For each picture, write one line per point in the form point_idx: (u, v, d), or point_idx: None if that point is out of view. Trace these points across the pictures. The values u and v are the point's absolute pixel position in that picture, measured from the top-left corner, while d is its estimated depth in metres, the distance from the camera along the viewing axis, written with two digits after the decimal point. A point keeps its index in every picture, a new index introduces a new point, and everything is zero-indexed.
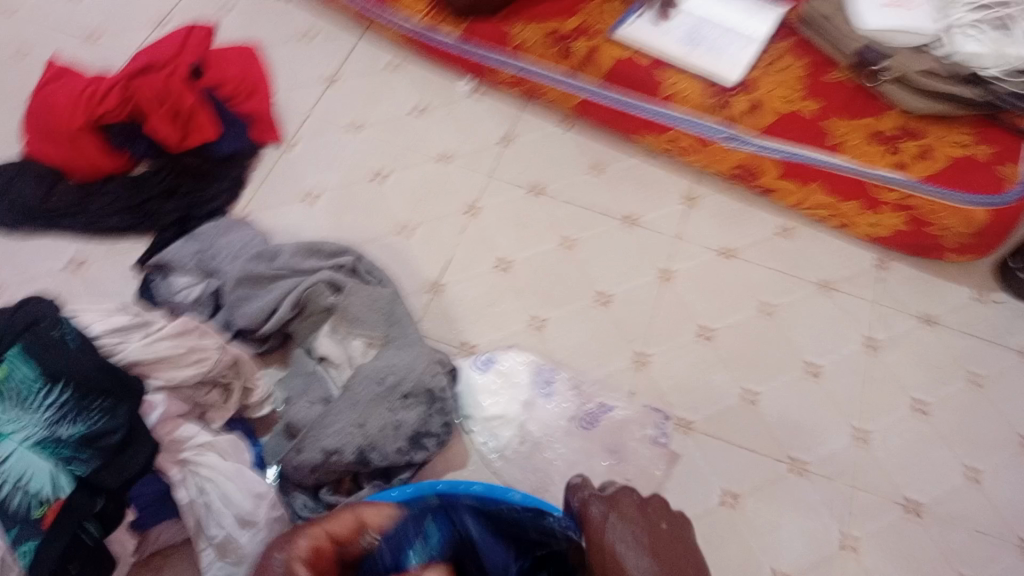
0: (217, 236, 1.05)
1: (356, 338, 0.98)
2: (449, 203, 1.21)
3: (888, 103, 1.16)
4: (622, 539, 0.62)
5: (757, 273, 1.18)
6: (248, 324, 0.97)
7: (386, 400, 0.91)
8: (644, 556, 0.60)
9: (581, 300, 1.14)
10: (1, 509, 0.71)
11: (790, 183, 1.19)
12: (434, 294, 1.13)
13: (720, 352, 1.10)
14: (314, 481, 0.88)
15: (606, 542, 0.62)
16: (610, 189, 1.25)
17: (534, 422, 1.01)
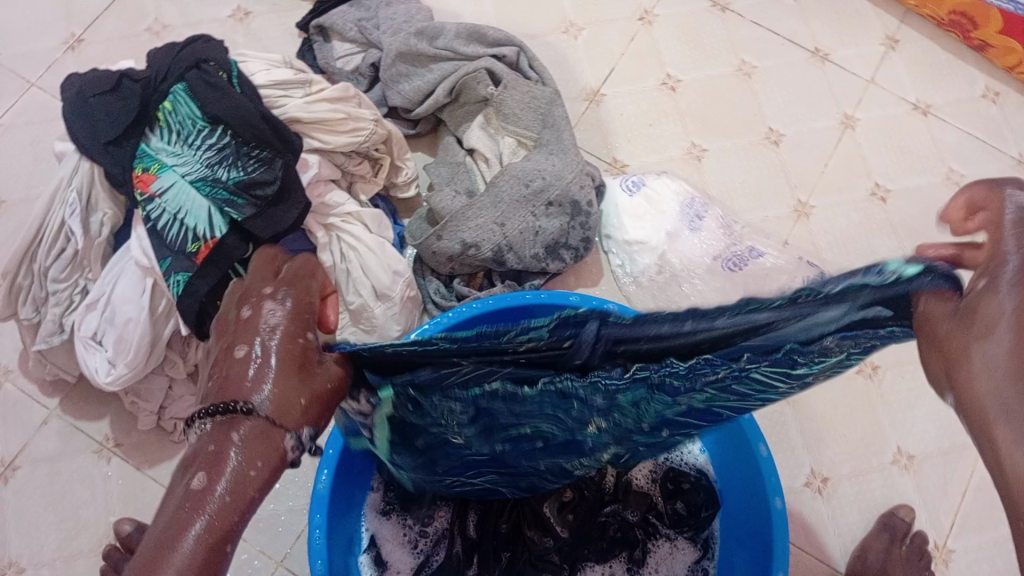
0: (383, 6, 1.00)
1: (507, 135, 0.94)
2: (622, 8, 1.12)
3: None
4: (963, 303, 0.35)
5: (949, 137, 1.06)
6: (402, 102, 0.95)
7: (530, 204, 0.88)
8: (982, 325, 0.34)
9: (749, 135, 1.05)
10: (163, 238, 0.77)
11: (1009, 41, 1.05)
12: (592, 103, 1.06)
13: (890, 216, 1.01)
14: (449, 269, 0.89)
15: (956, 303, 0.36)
16: (803, 17, 1.12)
17: (675, 253, 0.95)
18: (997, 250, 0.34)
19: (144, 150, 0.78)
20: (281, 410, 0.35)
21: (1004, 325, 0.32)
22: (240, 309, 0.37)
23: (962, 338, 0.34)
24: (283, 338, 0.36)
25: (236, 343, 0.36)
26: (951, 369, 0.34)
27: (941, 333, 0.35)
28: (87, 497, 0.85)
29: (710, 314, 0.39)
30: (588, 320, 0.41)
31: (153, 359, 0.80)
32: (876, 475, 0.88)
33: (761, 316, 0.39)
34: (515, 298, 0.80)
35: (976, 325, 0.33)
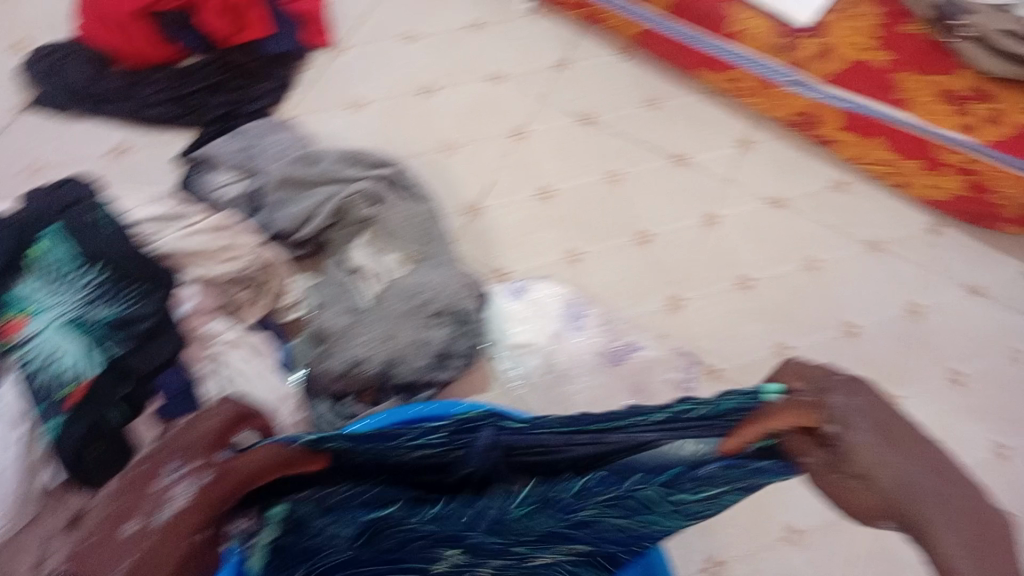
0: (265, 134, 1.04)
1: (392, 252, 0.96)
2: (496, 125, 1.19)
3: (960, 61, 1.04)
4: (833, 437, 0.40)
5: (804, 227, 1.15)
6: (283, 226, 0.96)
7: (415, 316, 0.90)
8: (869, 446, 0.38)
9: (621, 237, 1.11)
10: (31, 383, 0.75)
11: (853, 136, 1.14)
12: (473, 216, 1.11)
13: (757, 303, 1.08)
14: (338, 388, 0.88)
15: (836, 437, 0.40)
16: (662, 126, 1.21)
17: (561, 352, 1.00)
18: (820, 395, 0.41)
19: (11, 294, 0.77)
20: None
21: (869, 448, 0.38)
22: (161, 472, 0.39)
23: (858, 485, 0.39)
24: (167, 534, 0.37)
25: (132, 512, 0.38)
26: (884, 512, 0.38)
27: (844, 491, 0.40)
28: None
29: (601, 429, 0.48)
30: (483, 426, 0.50)
31: (25, 514, 0.75)
32: (767, 554, 0.91)
33: (641, 430, 0.48)
34: (402, 412, 0.81)
35: (854, 466, 0.39)
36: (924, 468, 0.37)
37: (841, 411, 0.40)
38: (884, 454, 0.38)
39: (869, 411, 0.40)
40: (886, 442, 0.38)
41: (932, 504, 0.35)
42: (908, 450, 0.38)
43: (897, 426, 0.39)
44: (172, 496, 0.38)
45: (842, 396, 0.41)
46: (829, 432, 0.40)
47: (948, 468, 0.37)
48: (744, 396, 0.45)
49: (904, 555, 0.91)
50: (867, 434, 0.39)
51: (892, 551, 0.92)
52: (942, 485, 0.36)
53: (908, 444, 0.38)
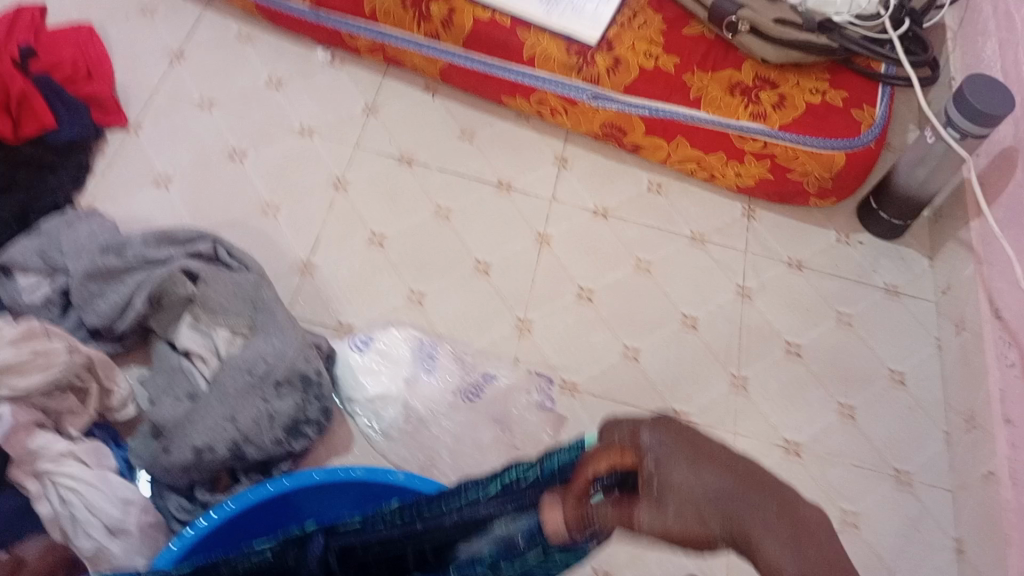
0: (64, 229, 0.97)
1: (220, 328, 0.92)
2: (314, 180, 1.17)
3: (744, 54, 1.19)
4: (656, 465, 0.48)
5: (631, 231, 1.20)
6: (101, 321, 0.92)
7: (258, 390, 0.88)
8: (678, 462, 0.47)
9: (459, 269, 1.12)
10: None
11: (657, 140, 1.21)
12: (306, 274, 1.09)
13: (599, 311, 1.11)
14: (188, 480, 0.85)
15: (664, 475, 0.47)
16: (479, 155, 1.23)
17: (417, 399, 0.98)
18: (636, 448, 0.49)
19: None
20: None
21: (687, 476, 0.47)
22: None
23: (681, 508, 0.46)
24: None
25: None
26: (697, 525, 0.46)
27: (662, 523, 0.46)
28: None
29: (449, 509, 0.59)
30: (314, 535, 0.64)
31: None
32: (646, 554, 0.94)
33: (480, 508, 0.57)
34: (254, 495, 0.79)
35: (675, 494, 0.46)
36: (718, 484, 0.46)
37: (662, 452, 0.48)
38: (692, 473, 0.47)
39: (676, 440, 0.48)
40: (710, 468, 0.47)
41: (733, 500, 0.45)
42: (718, 464, 0.47)
43: (692, 443, 0.48)
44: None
45: (649, 435, 0.49)
46: (646, 469, 0.48)
47: (746, 475, 0.46)
48: (569, 450, 0.55)
49: None
50: (684, 469, 0.47)
51: None
52: (737, 489, 0.45)
53: (727, 471, 0.46)
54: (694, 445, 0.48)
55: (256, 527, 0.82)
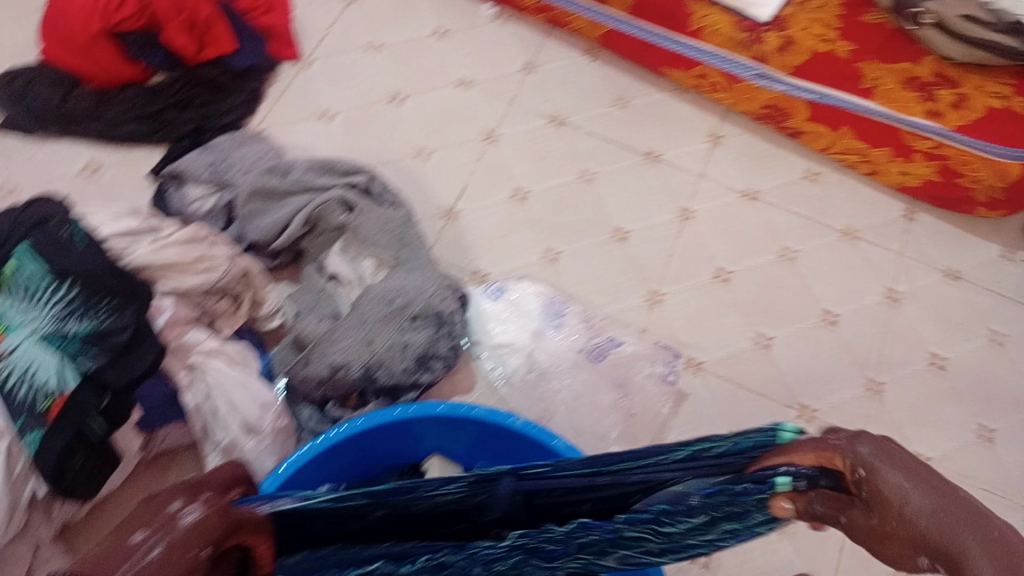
0: (234, 147, 1.05)
1: (367, 257, 0.96)
2: (467, 130, 1.19)
3: (925, 48, 1.09)
4: (868, 469, 0.41)
5: (778, 218, 1.16)
6: (262, 237, 0.97)
7: (394, 320, 0.91)
8: (899, 476, 0.40)
9: (597, 235, 1.12)
10: (13, 398, 0.74)
11: (820, 127, 1.17)
12: (449, 220, 1.11)
13: (734, 295, 1.09)
14: (320, 394, 0.88)
15: (874, 481, 0.40)
16: (632, 124, 1.22)
17: (542, 351, 1.01)
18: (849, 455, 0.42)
19: None
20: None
21: (897, 486, 0.40)
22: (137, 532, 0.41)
23: (890, 519, 0.40)
24: (179, 549, 0.41)
25: (143, 524, 0.41)
26: (907, 540, 0.39)
27: (874, 529, 0.41)
28: None
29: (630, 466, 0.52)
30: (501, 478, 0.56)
31: (13, 524, 0.75)
32: (755, 544, 0.92)
33: (662, 471, 0.51)
34: (381, 416, 0.82)
35: (887, 506, 0.40)
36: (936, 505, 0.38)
37: (875, 461, 0.41)
38: (913, 490, 0.39)
39: (895, 453, 0.41)
40: (919, 482, 0.39)
41: (945, 525, 0.38)
42: (935, 485, 0.39)
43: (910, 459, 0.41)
44: (190, 511, 0.42)
45: (865, 444, 0.42)
46: (854, 475, 0.41)
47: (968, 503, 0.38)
48: (764, 434, 0.48)
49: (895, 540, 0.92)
50: (894, 476, 0.40)
51: None
52: (955, 516, 0.38)
53: (946, 493, 0.39)
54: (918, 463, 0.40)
55: (379, 447, 0.85)
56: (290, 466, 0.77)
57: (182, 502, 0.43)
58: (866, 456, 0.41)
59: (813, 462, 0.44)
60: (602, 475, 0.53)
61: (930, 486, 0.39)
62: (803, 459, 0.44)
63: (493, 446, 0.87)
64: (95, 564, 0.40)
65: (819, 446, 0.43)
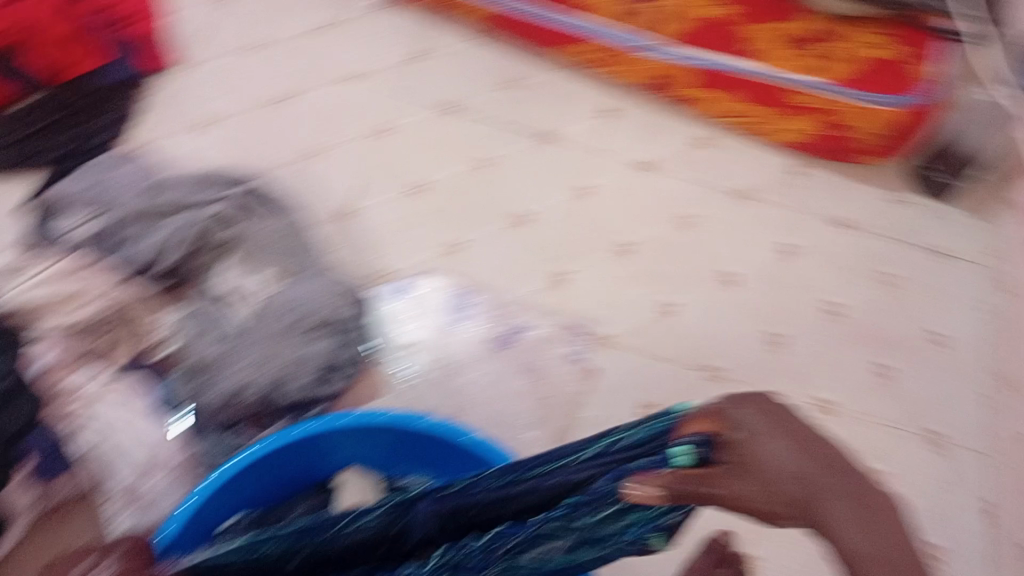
0: (109, 172, 1.02)
1: (260, 271, 0.92)
2: (356, 126, 1.17)
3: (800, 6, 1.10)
4: (750, 433, 0.43)
5: (671, 184, 1.18)
6: (142, 262, 0.92)
7: (293, 334, 0.88)
8: (775, 439, 0.42)
9: (495, 220, 1.11)
10: None
11: (705, 92, 1.19)
12: (344, 221, 1.09)
13: (637, 266, 1.10)
14: (223, 418, 0.85)
15: (758, 443, 0.42)
16: (522, 105, 1.22)
17: (450, 345, 1.01)
18: (731, 420, 0.43)
19: None
20: None
21: (772, 447, 0.42)
22: None
23: (756, 485, 0.41)
24: None
25: None
26: (780, 502, 0.41)
27: (741, 498, 0.41)
28: None
29: (547, 470, 0.52)
30: (420, 500, 0.57)
31: None
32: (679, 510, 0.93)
33: (573, 472, 0.51)
34: (285, 436, 0.79)
35: (756, 472, 0.41)
36: (804, 463, 0.41)
37: (750, 426, 0.43)
38: (782, 457, 0.42)
39: (766, 417, 0.43)
40: (787, 443, 0.42)
41: (814, 479, 0.41)
42: (803, 445, 0.42)
43: (781, 422, 0.43)
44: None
45: (742, 410, 0.43)
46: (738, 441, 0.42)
47: (828, 462, 0.42)
48: (659, 420, 0.48)
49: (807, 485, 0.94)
50: (771, 439, 0.42)
51: None
52: (820, 473, 0.41)
53: (810, 460, 0.42)
54: (787, 423, 0.43)
55: (289, 467, 0.83)
56: (194, 501, 0.74)
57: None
58: (743, 424, 0.43)
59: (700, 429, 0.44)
60: (511, 487, 0.54)
61: (797, 449, 0.42)
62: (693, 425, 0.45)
63: (406, 451, 0.85)
64: None
65: (705, 415, 0.44)
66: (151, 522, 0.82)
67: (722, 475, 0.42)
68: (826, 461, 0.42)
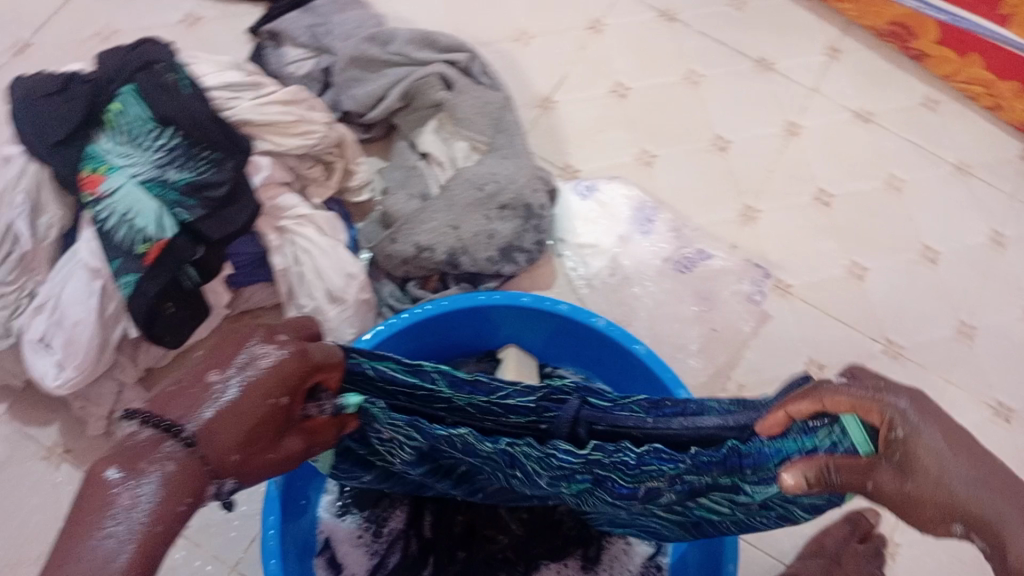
0: (336, 12, 1.01)
1: (460, 139, 0.95)
2: (572, 18, 1.13)
3: None
4: (919, 428, 0.36)
5: (888, 143, 1.10)
6: (356, 108, 0.96)
7: (483, 207, 0.90)
8: (943, 446, 0.35)
9: (698, 140, 1.08)
10: (112, 239, 0.75)
11: (948, 51, 1.11)
12: (545, 109, 1.07)
13: (834, 220, 1.05)
14: (403, 271, 0.90)
15: (915, 446, 0.35)
16: (748, 27, 1.15)
17: (626, 256, 0.98)
18: (884, 410, 0.37)
19: (92, 152, 0.77)
20: (210, 456, 0.38)
21: (935, 448, 0.35)
22: (209, 375, 0.39)
23: (927, 486, 0.35)
24: (253, 394, 0.39)
25: (220, 365, 0.40)
26: (942, 516, 0.34)
27: (903, 496, 0.36)
28: (35, 505, 0.83)
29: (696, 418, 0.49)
30: (569, 398, 0.55)
31: (103, 359, 0.79)
32: None
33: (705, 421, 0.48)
34: (464, 299, 0.81)
35: (926, 470, 0.35)
36: (983, 485, 0.34)
37: (915, 421, 0.36)
38: (947, 467, 0.34)
39: (937, 416, 0.36)
40: (956, 448, 0.35)
41: (992, 496, 0.33)
42: (982, 467, 0.34)
43: (961, 436, 0.35)
44: (263, 357, 0.40)
45: (902, 399, 0.37)
46: (897, 435, 0.36)
47: (1016, 486, 0.34)
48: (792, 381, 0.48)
49: None
50: (936, 440, 0.35)
51: None
52: (1004, 492, 0.33)
53: (976, 461, 0.34)
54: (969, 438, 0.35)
55: (455, 329, 0.85)
56: (374, 336, 0.77)
57: (221, 377, 0.39)
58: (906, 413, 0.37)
59: (815, 410, 0.40)
60: (647, 418, 0.51)
61: (980, 468, 0.34)
62: (834, 404, 0.39)
63: (570, 338, 0.86)
64: (173, 398, 0.38)
65: (836, 390, 0.39)
66: None
67: (881, 470, 0.37)
68: (1000, 480, 0.34)
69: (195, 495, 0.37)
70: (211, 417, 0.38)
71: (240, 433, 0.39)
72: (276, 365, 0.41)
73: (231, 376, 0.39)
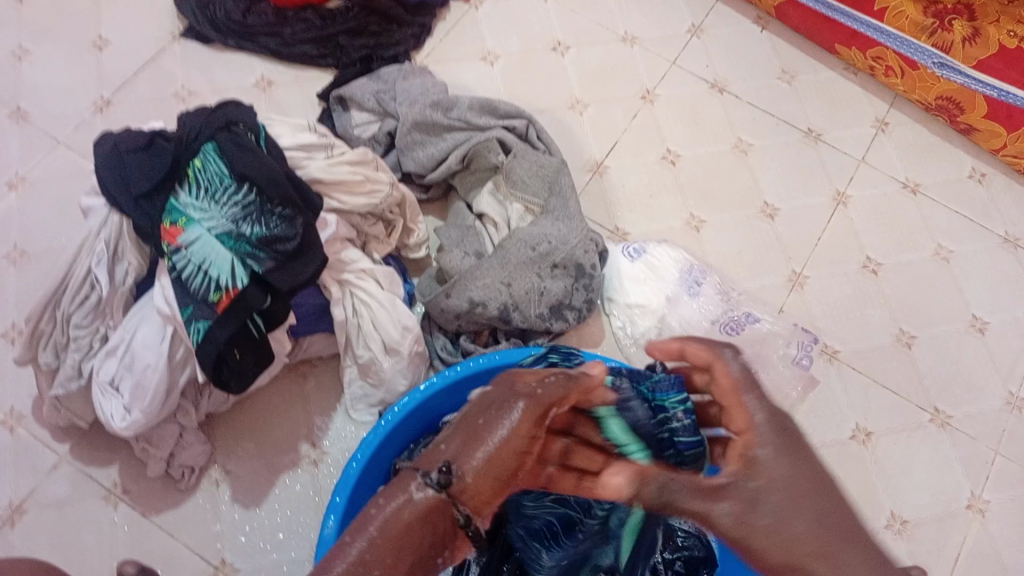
0: (399, 80, 1.07)
1: (515, 202, 0.99)
2: (626, 88, 1.18)
3: None
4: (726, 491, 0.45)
5: (938, 214, 1.12)
6: (417, 169, 1.01)
7: (536, 266, 0.93)
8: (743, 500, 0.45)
9: (748, 208, 1.10)
10: (188, 287, 0.80)
11: (996, 125, 1.11)
12: (596, 174, 1.11)
13: (882, 288, 1.06)
14: (456, 326, 0.93)
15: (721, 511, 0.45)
16: (797, 100, 1.18)
17: (674, 317, 0.99)
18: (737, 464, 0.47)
19: (173, 205, 0.82)
20: (467, 492, 0.47)
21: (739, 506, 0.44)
22: (480, 429, 0.50)
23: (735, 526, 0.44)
24: (506, 443, 0.49)
25: (490, 421, 0.50)
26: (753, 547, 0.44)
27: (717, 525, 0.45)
28: (93, 542, 0.87)
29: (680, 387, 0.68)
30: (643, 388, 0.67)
31: (167, 404, 0.83)
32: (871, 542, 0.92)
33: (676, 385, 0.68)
34: (518, 355, 0.83)
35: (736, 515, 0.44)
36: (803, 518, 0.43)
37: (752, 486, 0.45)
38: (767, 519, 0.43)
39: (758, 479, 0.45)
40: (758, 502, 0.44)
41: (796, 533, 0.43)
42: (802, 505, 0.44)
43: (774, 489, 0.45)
44: (513, 414, 0.51)
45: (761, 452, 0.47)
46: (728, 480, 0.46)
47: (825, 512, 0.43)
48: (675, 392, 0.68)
49: (1009, 558, 0.94)
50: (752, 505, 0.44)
51: (1001, 552, 0.94)
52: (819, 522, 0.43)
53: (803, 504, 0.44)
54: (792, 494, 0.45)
55: None
56: (428, 389, 0.82)
57: (488, 429, 0.49)
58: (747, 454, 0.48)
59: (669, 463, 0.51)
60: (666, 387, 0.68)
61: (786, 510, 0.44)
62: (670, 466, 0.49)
63: None
64: (457, 445, 0.49)
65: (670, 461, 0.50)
66: (375, 401, 0.92)
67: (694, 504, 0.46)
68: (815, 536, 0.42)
69: (440, 520, 0.46)
70: (471, 460, 0.48)
71: (490, 469, 0.48)
72: (529, 417, 0.51)
73: (495, 425, 0.50)
